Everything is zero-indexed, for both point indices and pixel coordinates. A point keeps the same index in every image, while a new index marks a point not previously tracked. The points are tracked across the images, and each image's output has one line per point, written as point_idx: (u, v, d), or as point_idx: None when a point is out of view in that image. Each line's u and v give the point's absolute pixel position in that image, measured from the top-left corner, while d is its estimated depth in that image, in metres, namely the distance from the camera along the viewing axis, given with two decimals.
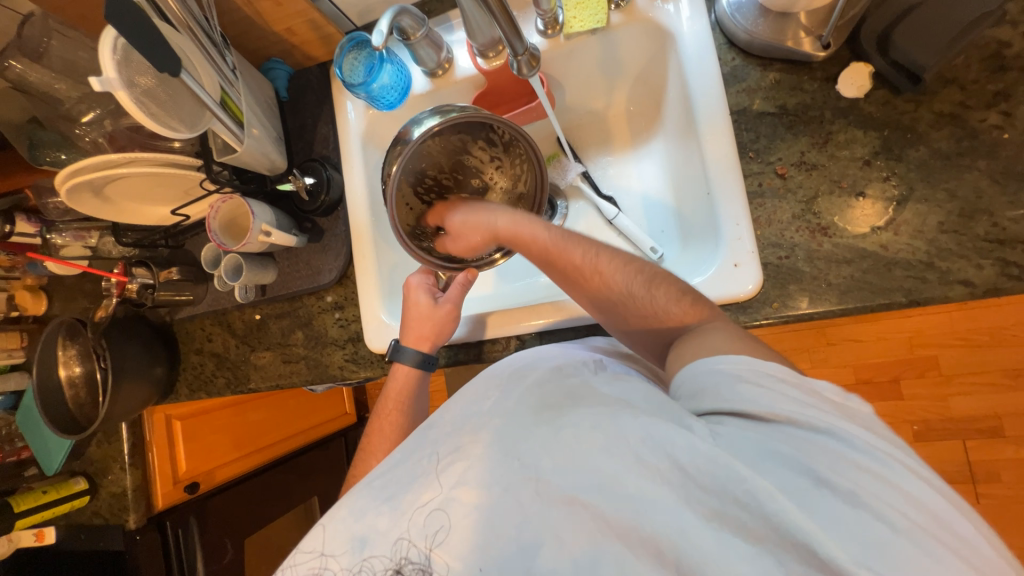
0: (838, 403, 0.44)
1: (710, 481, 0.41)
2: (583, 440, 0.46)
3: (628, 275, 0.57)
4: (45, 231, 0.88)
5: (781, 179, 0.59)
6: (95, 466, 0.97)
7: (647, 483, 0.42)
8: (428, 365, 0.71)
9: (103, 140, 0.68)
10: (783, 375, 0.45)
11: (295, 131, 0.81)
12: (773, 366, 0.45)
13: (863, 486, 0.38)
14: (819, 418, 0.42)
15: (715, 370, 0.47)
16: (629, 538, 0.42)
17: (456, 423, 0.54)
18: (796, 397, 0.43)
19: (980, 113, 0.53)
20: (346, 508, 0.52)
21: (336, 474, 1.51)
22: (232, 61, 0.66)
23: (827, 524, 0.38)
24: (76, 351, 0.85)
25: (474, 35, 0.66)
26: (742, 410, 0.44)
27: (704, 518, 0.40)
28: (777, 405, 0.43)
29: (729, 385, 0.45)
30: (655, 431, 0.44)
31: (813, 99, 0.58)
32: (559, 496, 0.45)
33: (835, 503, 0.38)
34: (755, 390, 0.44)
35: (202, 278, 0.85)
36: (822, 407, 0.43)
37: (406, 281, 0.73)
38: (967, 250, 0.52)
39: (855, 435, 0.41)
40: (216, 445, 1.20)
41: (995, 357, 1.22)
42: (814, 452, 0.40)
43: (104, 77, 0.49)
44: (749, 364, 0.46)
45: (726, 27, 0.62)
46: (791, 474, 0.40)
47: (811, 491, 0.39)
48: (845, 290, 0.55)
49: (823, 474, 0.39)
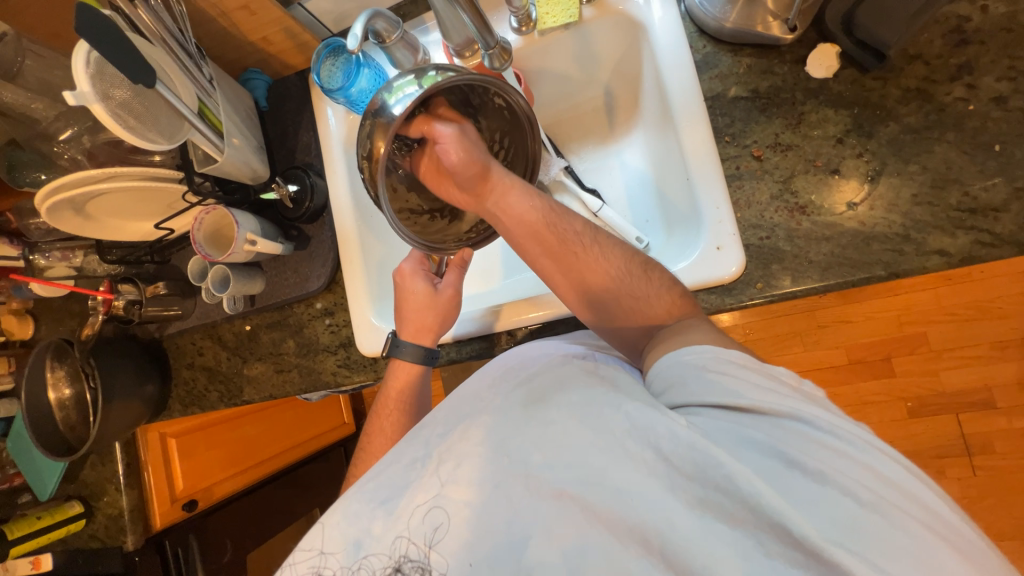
0: (795, 387, 0.46)
1: (691, 467, 0.42)
2: (568, 435, 0.46)
3: (619, 271, 0.58)
4: (29, 252, 0.87)
5: (757, 161, 0.60)
6: (90, 488, 0.96)
7: (633, 473, 0.43)
8: (430, 360, 0.71)
9: (82, 157, 0.68)
10: (743, 361, 0.47)
11: (277, 140, 0.81)
12: (734, 354, 0.47)
13: (831, 465, 0.40)
14: (786, 402, 0.43)
15: (681, 362, 0.49)
16: (617, 528, 0.42)
17: (449, 421, 0.53)
18: (760, 382, 0.45)
19: (945, 87, 0.54)
20: (341, 512, 0.52)
21: (338, 485, 1.49)
22: (208, 72, 0.66)
23: (803, 505, 0.39)
24: (65, 372, 0.84)
25: (449, 36, 0.67)
26: (713, 401, 0.45)
27: (687, 506, 0.41)
28: (739, 395, 0.44)
29: (698, 377, 0.47)
30: (639, 422, 0.44)
31: (784, 81, 0.60)
32: (548, 490, 0.45)
33: (806, 483, 0.40)
34: (722, 378, 0.46)
35: (190, 292, 0.84)
36: (785, 391, 0.44)
37: (399, 268, 0.72)
38: (940, 221, 0.53)
39: (818, 417, 0.42)
40: (212, 462, 1.19)
41: (983, 330, 1.24)
42: (784, 437, 0.42)
43: (79, 91, 0.48)
44: (712, 353, 0.48)
45: (695, 16, 0.63)
46: (764, 457, 0.41)
47: (782, 472, 0.40)
48: (825, 267, 0.56)
49: (794, 456, 0.41)
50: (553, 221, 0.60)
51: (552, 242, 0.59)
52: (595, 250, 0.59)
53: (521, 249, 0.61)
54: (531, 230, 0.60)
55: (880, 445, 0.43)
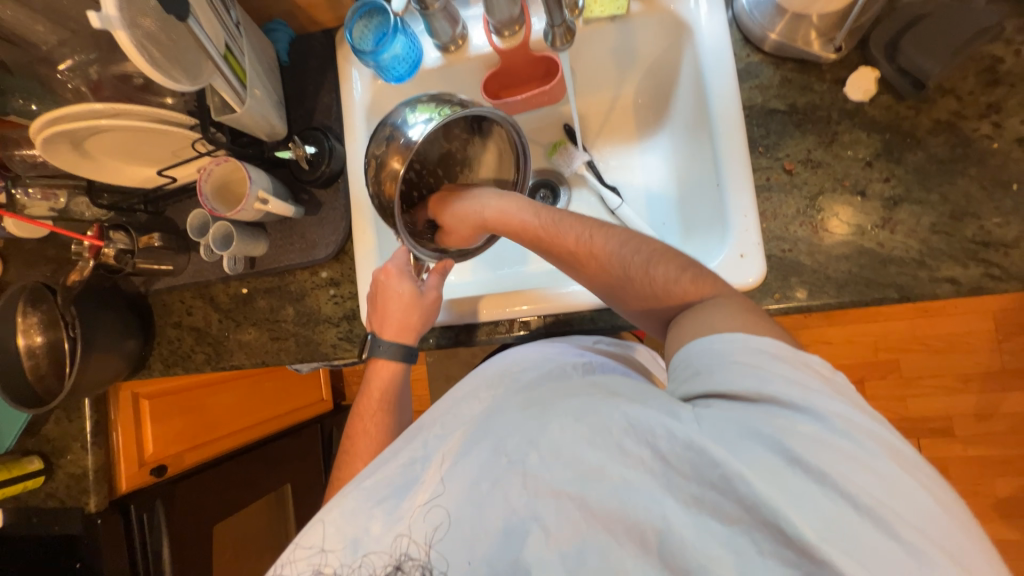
0: (826, 381, 0.41)
1: (687, 467, 0.39)
2: (567, 434, 0.44)
3: (638, 252, 0.56)
4: (9, 184, 0.79)
5: (788, 174, 0.61)
6: (52, 445, 0.90)
7: (630, 472, 0.41)
8: (409, 358, 0.71)
9: (85, 89, 0.63)
10: (778, 351, 0.42)
11: (295, 98, 0.78)
12: (769, 342, 0.43)
13: (837, 466, 0.36)
14: (802, 396, 0.39)
15: (709, 350, 0.44)
16: (613, 526, 0.40)
17: (445, 423, 0.55)
18: (787, 374, 0.40)
19: (973, 123, 0.56)
20: (338, 509, 0.51)
21: (312, 462, 1.46)
22: (236, 16, 0.63)
23: (799, 503, 0.35)
24: (39, 318, 0.78)
25: (491, 11, 0.65)
26: (735, 392, 0.41)
27: (683, 504, 0.39)
28: (762, 384, 0.40)
29: (724, 365, 0.43)
30: (635, 419, 0.42)
31: (822, 99, 0.61)
32: (545, 488, 0.43)
33: (807, 484, 0.36)
34: (748, 368, 0.41)
35: (185, 248, 0.80)
36: (809, 384, 0.40)
37: (382, 267, 0.69)
38: (955, 250, 0.55)
39: (830, 414, 0.38)
40: (185, 428, 1.14)
41: (950, 363, 1.31)
42: (789, 432, 0.38)
43: (104, 14, 0.44)
44: (742, 341, 0.43)
45: (742, 24, 0.64)
46: (766, 452, 0.38)
47: (785, 471, 0.37)
48: (842, 284, 0.58)
49: (798, 453, 0.37)
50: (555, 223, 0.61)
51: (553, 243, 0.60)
52: (599, 238, 0.58)
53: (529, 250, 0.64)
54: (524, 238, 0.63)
55: (897, 447, 0.38)
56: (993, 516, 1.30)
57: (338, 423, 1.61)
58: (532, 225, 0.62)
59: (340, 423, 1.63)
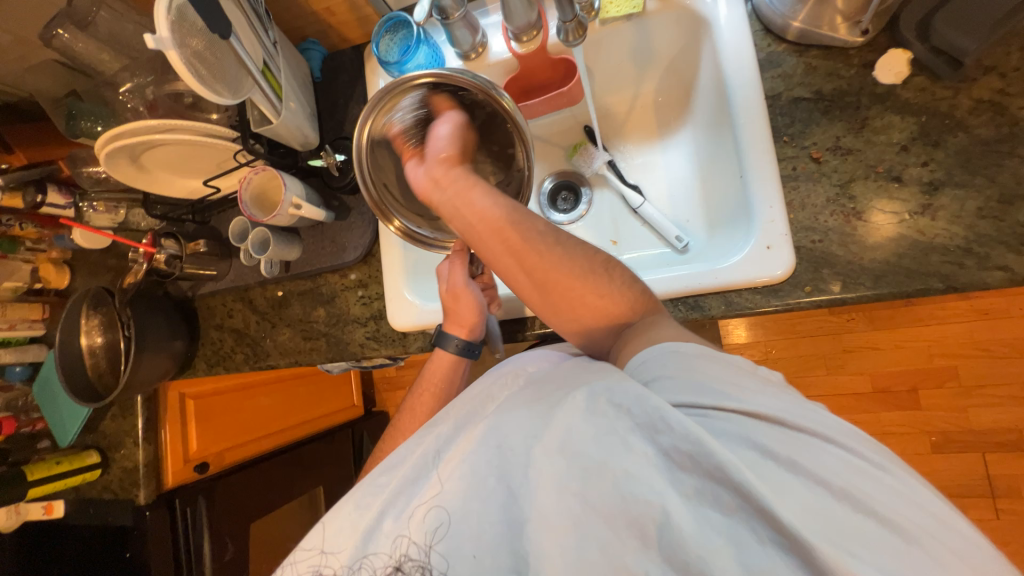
0: (754, 375, 0.44)
1: (687, 458, 0.38)
2: (574, 429, 0.42)
3: (597, 274, 0.54)
4: (79, 200, 0.88)
5: (815, 163, 0.59)
6: (108, 440, 0.97)
7: (635, 467, 0.39)
8: (471, 354, 0.70)
9: (143, 108, 0.70)
10: (703, 353, 0.45)
11: (327, 110, 0.82)
12: (691, 346, 0.46)
13: (805, 457, 0.37)
14: (746, 398, 0.40)
15: (645, 362, 0.47)
16: (615, 521, 0.39)
17: (458, 422, 0.53)
18: (725, 377, 0.42)
19: (1020, 101, 0.53)
20: (353, 502, 0.52)
21: (343, 466, 1.49)
22: (273, 35, 0.68)
23: (781, 494, 0.35)
24: (99, 320, 0.85)
25: (510, 18, 0.67)
26: (688, 401, 0.41)
27: (684, 497, 0.37)
28: (705, 391, 0.41)
29: (664, 376, 0.44)
30: (641, 415, 0.40)
31: (850, 84, 0.59)
32: (550, 484, 0.42)
33: (781, 473, 0.37)
34: (684, 373, 0.43)
35: (227, 254, 0.86)
36: (752, 383, 0.42)
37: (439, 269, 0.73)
38: (1005, 236, 0.52)
39: (783, 412, 0.39)
40: (226, 428, 1.20)
41: (1015, 370, 1.20)
42: (756, 426, 0.39)
43: (158, 35, 0.49)
44: (678, 351, 0.46)
45: (762, 14, 0.63)
46: (744, 447, 0.38)
47: (762, 464, 0.37)
48: (879, 274, 0.55)
49: (768, 445, 0.38)
50: (515, 219, 0.56)
51: (509, 241, 0.55)
52: (558, 250, 0.54)
53: (478, 246, 0.58)
54: (491, 226, 0.56)
55: (850, 431, 0.40)
56: None
57: (368, 428, 1.66)
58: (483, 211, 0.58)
59: (370, 429, 1.67)
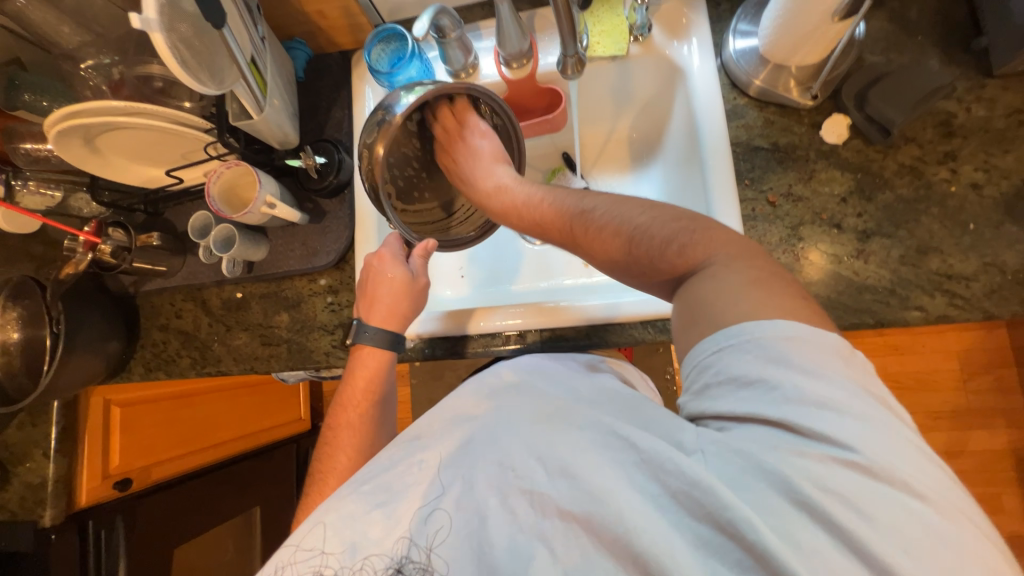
0: (857, 398, 0.36)
1: (696, 507, 0.38)
2: (579, 455, 0.45)
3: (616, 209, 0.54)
4: (9, 176, 0.80)
5: (771, 206, 0.66)
6: (10, 451, 0.84)
7: (638, 506, 0.40)
8: (397, 346, 0.70)
9: (106, 87, 0.65)
10: (790, 341, 0.38)
11: (308, 111, 0.81)
12: (779, 329, 0.39)
13: (852, 516, 0.34)
14: (818, 418, 0.36)
15: (716, 355, 0.41)
16: (621, 555, 0.40)
17: (446, 431, 0.55)
18: (799, 385, 0.37)
19: (933, 168, 0.62)
20: (335, 512, 0.51)
21: (284, 485, 1.39)
22: (262, 31, 0.66)
23: (801, 550, 0.34)
24: (18, 314, 0.75)
25: (504, 43, 0.70)
26: (746, 413, 0.38)
27: (691, 543, 0.38)
28: (771, 403, 0.37)
29: (729, 380, 0.39)
30: (648, 451, 0.41)
31: (800, 140, 0.67)
32: (554, 510, 0.44)
33: (815, 531, 0.34)
34: (755, 383, 0.38)
35: (182, 249, 0.80)
36: (836, 412, 0.36)
37: (376, 253, 0.70)
38: (921, 281, 0.60)
39: (854, 444, 0.35)
40: (155, 441, 1.08)
41: (921, 401, 1.36)
42: (810, 469, 0.35)
43: (144, 17, 0.47)
44: (750, 338, 0.39)
45: (730, 70, 0.70)
46: (777, 495, 0.36)
47: (794, 516, 0.35)
48: (822, 308, 0.62)
49: (811, 497, 0.34)
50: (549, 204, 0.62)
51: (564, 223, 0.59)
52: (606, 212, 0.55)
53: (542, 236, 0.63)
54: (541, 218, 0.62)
55: (935, 488, 0.34)
56: None
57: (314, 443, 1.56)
58: (535, 212, 0.63)
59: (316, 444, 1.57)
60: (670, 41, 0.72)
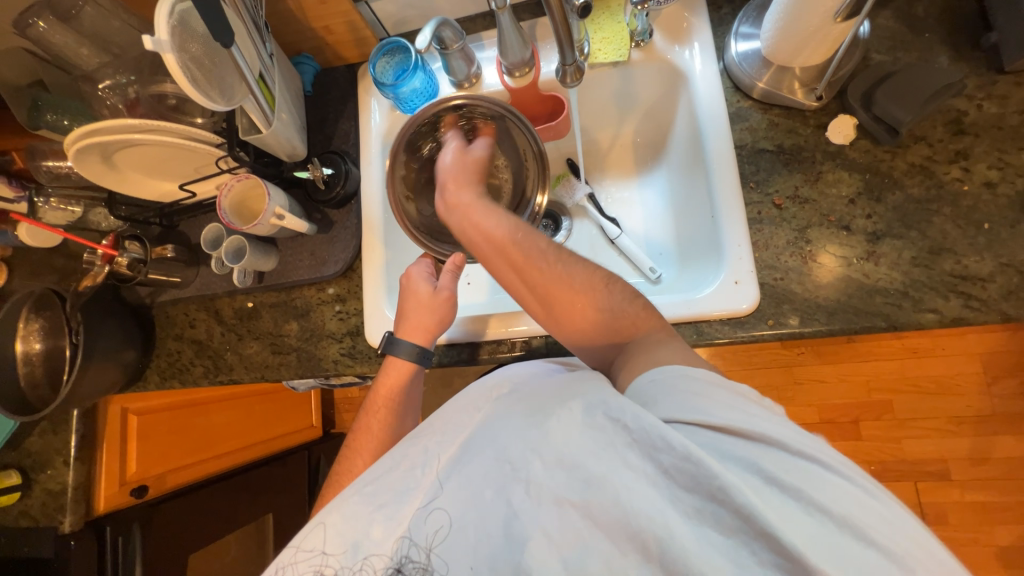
0: (759, 403, 0.44)
1: (687, 479, 0.39)
2: (573, 443, 0.44)
3: (592, 276, 0.58)
4: (33, 194, 0.83)
5: (777, 209, 0.65)
6: (33, 459, 0.87)
7: (633, 483, 0.40)
8: (424, 360, 0.70)
9: (122, 105, 0.67)
10: (709, 378, 0.46)
11: (316, 124, 0.83)
12: (701, 372, 0.46)
13: (805, 483, 0.37)
14: (749, 419, 0.41)
15: (656, 383, 0.47)
16: (616, 534, 0.40)
17: (447, 432, 0.55)
18: (727, 400, 0.43)
19: (944, 167, 0.61)
20: (339, 512, 0.52)
21: (296, 492, 1.40)
22: (270, 47, 0.68)
23: (784, 516, 0.36)
24: (40, 325, 0.77)
25: (506, 54, 0.71)
26: (690, 418, 0.42)
27: (684, 515, 0.39)
28: (710, 409, 0.42)
29: (673, 396, 0.44)
30: (639, 432, 0.41)
31: (806, 141, 0.66)
32: (550, 496, 0.43)
33: (784, 500, 0.37)
34: (694, 396, 0.44)
35: (195, 261, 0.82)
36: (756, 408, 0.42)
37: (405, 271, 0.73)
38: (936, 283, 0.59)
39: (784, 435, 0.40)
40: (169, 447, 1.09)
41: (942, 405, 1.32)
42: (759, 453, 0.39)
43: (157, 38, 0.49)
44: (681, 373, 0.46)
45: (733, 73, 0.70)
46: (747, 472, 0.38)
47: (765, 490, 0.37)
48: (832, 311, 0.61)
49: (772, 471, 0.38)
50: (519, 239, 0.61)
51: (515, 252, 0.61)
52: (558, 266, 0.59)
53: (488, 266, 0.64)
54: (497, 246, 0.62)
55: (842, 457, 0.41)
56: (996, 566, 1.27)
57: (325, 450, 1.58)
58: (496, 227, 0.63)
59: (327, 452, 1.59)
60: (673, 46, 0.72)
